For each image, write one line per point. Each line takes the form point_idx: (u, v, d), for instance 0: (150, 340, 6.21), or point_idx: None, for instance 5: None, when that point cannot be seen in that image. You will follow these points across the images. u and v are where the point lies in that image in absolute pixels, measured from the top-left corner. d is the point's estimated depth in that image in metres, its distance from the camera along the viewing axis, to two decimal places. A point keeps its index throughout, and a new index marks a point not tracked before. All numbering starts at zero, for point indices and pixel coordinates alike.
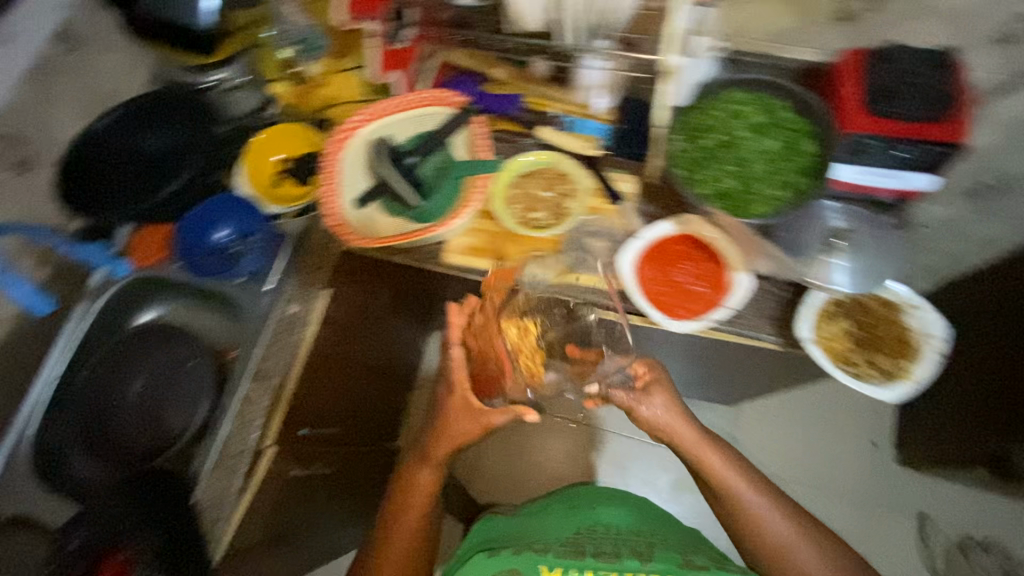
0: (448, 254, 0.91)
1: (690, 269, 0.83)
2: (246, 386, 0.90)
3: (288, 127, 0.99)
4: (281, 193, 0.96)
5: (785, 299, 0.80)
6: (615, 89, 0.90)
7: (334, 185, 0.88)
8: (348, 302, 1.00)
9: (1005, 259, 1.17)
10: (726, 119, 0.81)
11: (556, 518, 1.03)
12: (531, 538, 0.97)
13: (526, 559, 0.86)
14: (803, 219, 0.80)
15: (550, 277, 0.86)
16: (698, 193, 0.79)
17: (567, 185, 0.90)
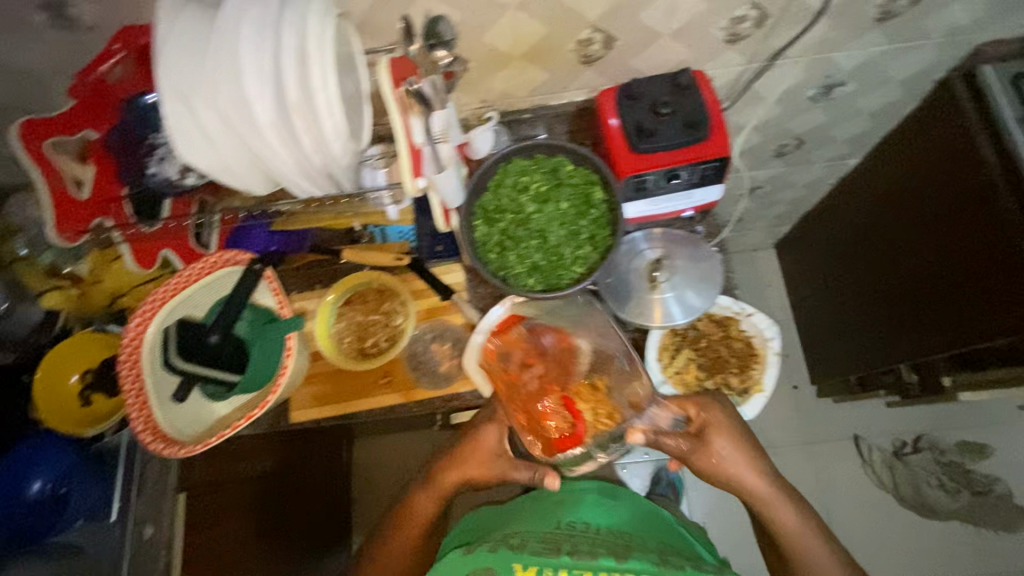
0: (293, 412, 0.84)
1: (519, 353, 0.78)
2: None
3: (72, 340, 0.84)
4: (96, 410, 0.84)
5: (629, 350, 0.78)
6: None
7: (142, 395, 0.77)
8: (219, 494, 0.94)
9: (851, 196, 1.25)
10: (513, 193, 0.80)
11: (542, 506, 0.89)
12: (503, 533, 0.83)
13: (500, 557, 0.73)
14: (615, 268, 0.81)
15: (401, 402, 0.83)
16: (508, 276, 0.79)
17: (390, 301, 0.86)
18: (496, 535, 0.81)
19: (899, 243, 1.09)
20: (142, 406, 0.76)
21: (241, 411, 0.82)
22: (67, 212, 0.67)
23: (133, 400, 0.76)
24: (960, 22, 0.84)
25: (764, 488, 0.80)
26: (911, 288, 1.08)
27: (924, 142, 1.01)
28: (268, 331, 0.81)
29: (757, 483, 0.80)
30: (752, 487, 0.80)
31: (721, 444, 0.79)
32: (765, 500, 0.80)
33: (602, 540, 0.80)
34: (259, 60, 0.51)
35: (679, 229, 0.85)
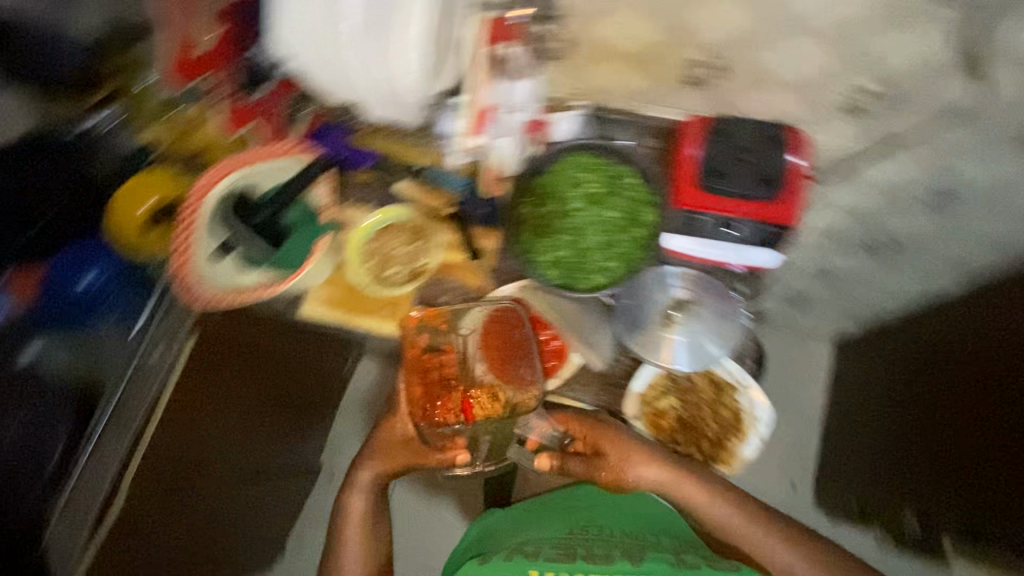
0: (306, 305, 0.91)
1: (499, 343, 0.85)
2: (107, 429, 0.91)
3: (153, 174, 0.94)
4: (153, 240, 0.94)
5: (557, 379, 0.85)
6: None
7: (187, 240, 0.83)
8: (226, 347, 1.02)
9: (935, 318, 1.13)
10: (567, 186, 0.80)
11: (562, 506, 1.07)
12: (523, 534, 1.01)
13: (515, 565, 0.86)
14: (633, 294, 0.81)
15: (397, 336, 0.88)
16: (533, 260, 0.80)
17: (422, 242, 0.90)
18: (510, 544, 0.97)
19: (952, 387, 1.02)
20: (185, 253, 0.82)
21: (263, 284, 0.88)
22: None
23: (179, 241, 0.82)
24: None
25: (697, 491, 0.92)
26: (973, 444, 0.98)
27: (993, 287, 0.93)
28: (311, 225, 0.88)
29: (690, 486, 0.92)
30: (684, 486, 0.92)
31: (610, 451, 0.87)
32: (696, 498, 0.91)
33: (615, 542, 0.98)
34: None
35: (719, 279, 0.81)
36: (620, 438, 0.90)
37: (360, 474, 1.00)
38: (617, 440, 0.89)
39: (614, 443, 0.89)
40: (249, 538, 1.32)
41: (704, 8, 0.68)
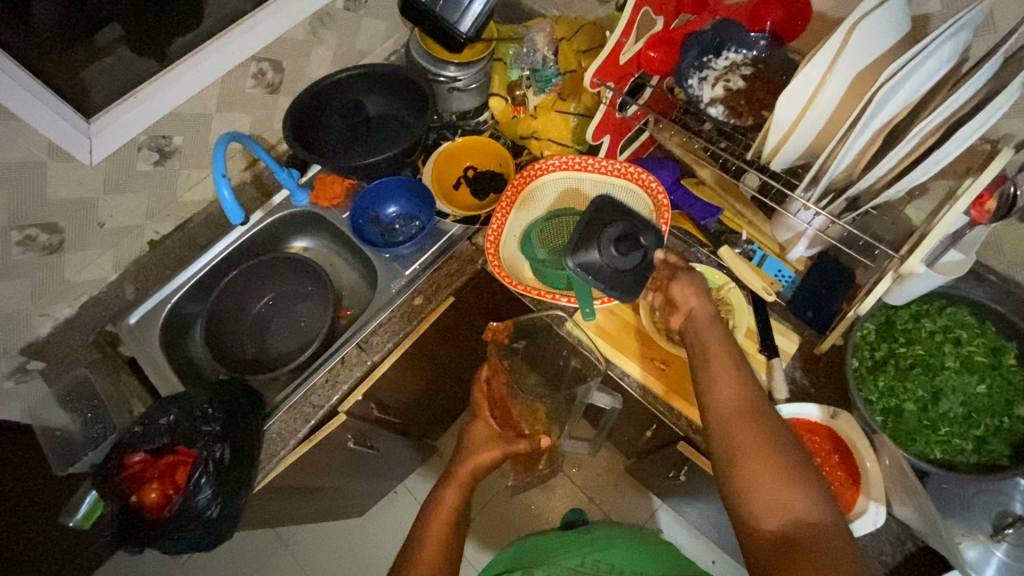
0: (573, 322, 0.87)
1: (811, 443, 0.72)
2: (349, 349, 0.92)
3: (481, 140, 1.01)
4: (462, 201, 1.00)
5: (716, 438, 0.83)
6: (817, 241, 0.79)
7: (503, 220, 0.89)
8: (464, 316, 1.02)
9: None
10: (933, 337, 0.71)
11: (594, 544, 0.90)
12: (549, 559, 0.89)
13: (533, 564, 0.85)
14: (988, 483, 0.69)
15: (660, 392, 0.83)
16: (866, 395, 0.70)
17: (724, 316, 0.81)
18: (535, 565, 0.87)
19: None
20: (498, 230, 0.87)
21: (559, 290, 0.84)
22: (610, 63, 0.75)
23: (498, 221, 0.88)
24: None
25: (794, 497, 0.54)
26: None
27: None
28: None
29: (800, 497, 0.54)
30: (789, 496, 0.54)
31: (428, 309, 0.94)
32: (796, 515, 0.53)
33: None
34: (923, 79, 0.50)
35: None
36: (730, 369, 0.63)
37: (463, 464, 0.82)
38: (726, 366, 0.63)
39: (732, 380, 0.62)
40: (368, 492, 1.29)
41: None
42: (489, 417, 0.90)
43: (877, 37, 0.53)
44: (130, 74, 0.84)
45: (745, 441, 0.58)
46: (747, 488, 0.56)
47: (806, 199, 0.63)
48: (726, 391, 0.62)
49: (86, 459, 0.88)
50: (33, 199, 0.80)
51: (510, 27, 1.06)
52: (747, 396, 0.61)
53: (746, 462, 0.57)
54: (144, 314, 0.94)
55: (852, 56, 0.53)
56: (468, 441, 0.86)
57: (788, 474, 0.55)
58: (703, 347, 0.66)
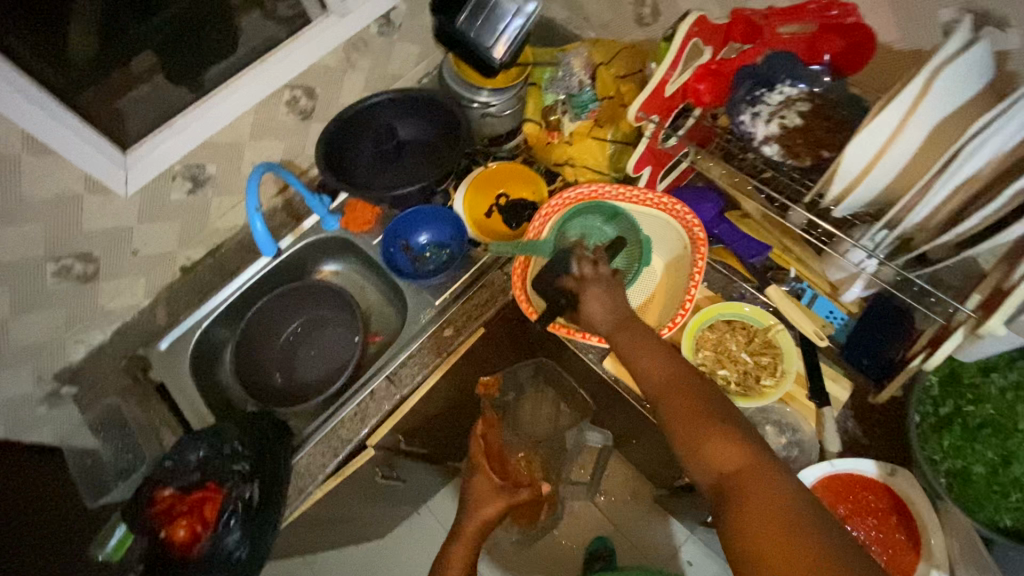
0: (609, 359, 0.84)
1: (866, 500, 0.69)
2: (378, 382, 0.90)
3: (514, 166, 0.99)
4: (493, 229, 0.98)
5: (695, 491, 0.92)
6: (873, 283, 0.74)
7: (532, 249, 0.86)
8: (494, 347, 1.00)
9: None
10: (1005, 394, 0.66)
11: None
12: None
13: None
14: None
15: None
16: (930, 453, 0.66)
17: (771, 359, 0.77)
18: None
19: None
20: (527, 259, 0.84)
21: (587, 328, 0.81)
22: (655, 96, 0.72)
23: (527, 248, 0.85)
24: None
25: (730, 445, 0.53)
26: None
27: None
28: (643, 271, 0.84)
29: (724, 441, 0.54)
30: (716, 444, 0.54)
31: (458, 342, 0.92)
32: (727, 462, 0.53)
33: None
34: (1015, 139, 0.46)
35: None
36: (650, 348, 0.64)
37: (470, 519, 0.79)
38: (645, 344, 0.65)
39: (648, 356, 0.64)
40: (392, 517, 1.27)
41: None
42: (490, 469, 0.85)
43: (960, 82, 0.49)
44: (165, 105, 0.84)
45: (673, 408, 0.59)
46: (682, 447, 0.57)
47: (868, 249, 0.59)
48: (649, 370, 0.63)
49: (117, 489, 0.87)
50: (71, 231, 0.80)
51: (545, 50, 1.04)
52: (666, 366, 0.62)
53: (683, 426, 0.57)
54: (175, 342, 0.94)
55: (932, 103, 0.49)
56: (469, 498, 0.82)
57: (719, 426, 0.55)
58: (619, 333, 0.67)
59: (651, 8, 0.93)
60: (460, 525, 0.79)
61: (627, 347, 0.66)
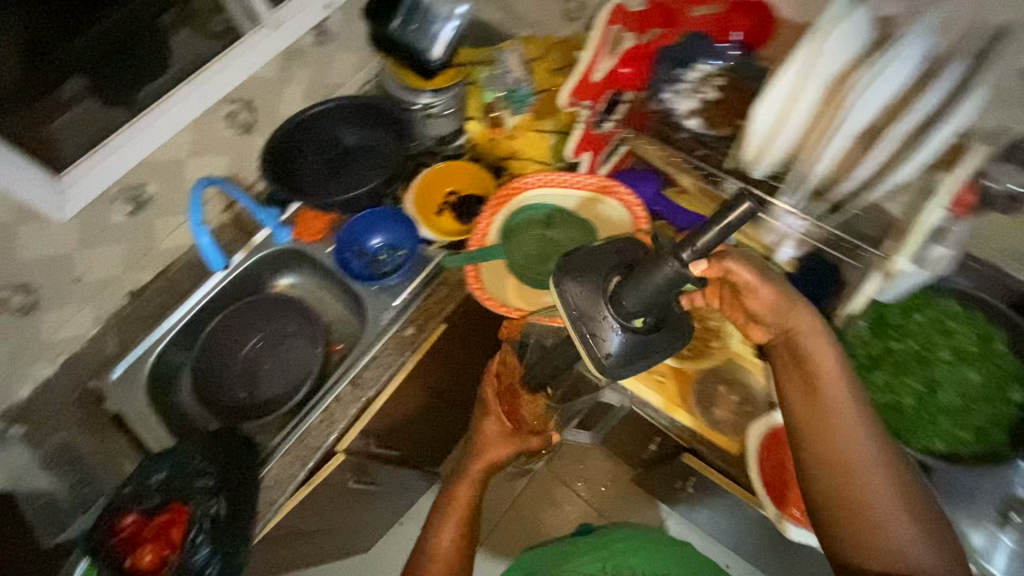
0: (570, 342, 0.84)
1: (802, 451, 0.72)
2: (343, 386, 0.90)
3: (462, 164, 1.03)
4: (443, 225, 0.99)
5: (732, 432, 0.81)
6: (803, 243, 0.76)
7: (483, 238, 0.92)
8: (458, 341, 1.01)
9: None
10: (927, 329, 0.72)
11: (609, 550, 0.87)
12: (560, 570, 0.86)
13: None
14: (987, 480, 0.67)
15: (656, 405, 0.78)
16: (868, 392, 0.70)
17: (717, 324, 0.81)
18: None
19: None
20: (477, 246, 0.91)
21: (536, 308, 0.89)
22: (583, 84, 0.77)
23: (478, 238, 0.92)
24: None
25: (915, 548, 0.53)
26: None
27: None
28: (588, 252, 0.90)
29: (913, 546, 0.53)
30: (896, 545, 0.53)
31: (420, 339, 0.93)
32: (906, 563, 0.53)
33: None
34: (898, 87, 0.52)
35: None
36: (849, 415, 0.56)
37: (475, 463, 0.82)
38: (849, 418, 0.56)
39: (844, 414, 0.56)
40: (372, 527, 1.26)
41: None
42: (500, 414, 0.85)
43: (845, 42, 0.54)
44: (98, 127, 0.83)
45: (858, 492, 0.55)
46: (848, 531, 0.55)
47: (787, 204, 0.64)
48: (843, 432, 0.56)
49: (76, 525, 0.84)
50: (6, 262, 0.78)
51: (479, 49, 1.07)
52: (863, 439, 0.55)
53: (866, 517, 0.54)
54: (127, 369, 0.91)
55: (824, 62, 0.54)
56: (478, 440, 0.84)
57: (915, 532, 0.54)
58: (824, 372, 0.57)
59: (577, 3, 0.98)
60: (462, 477, 0.82)
61: (812, 390, 0.57)
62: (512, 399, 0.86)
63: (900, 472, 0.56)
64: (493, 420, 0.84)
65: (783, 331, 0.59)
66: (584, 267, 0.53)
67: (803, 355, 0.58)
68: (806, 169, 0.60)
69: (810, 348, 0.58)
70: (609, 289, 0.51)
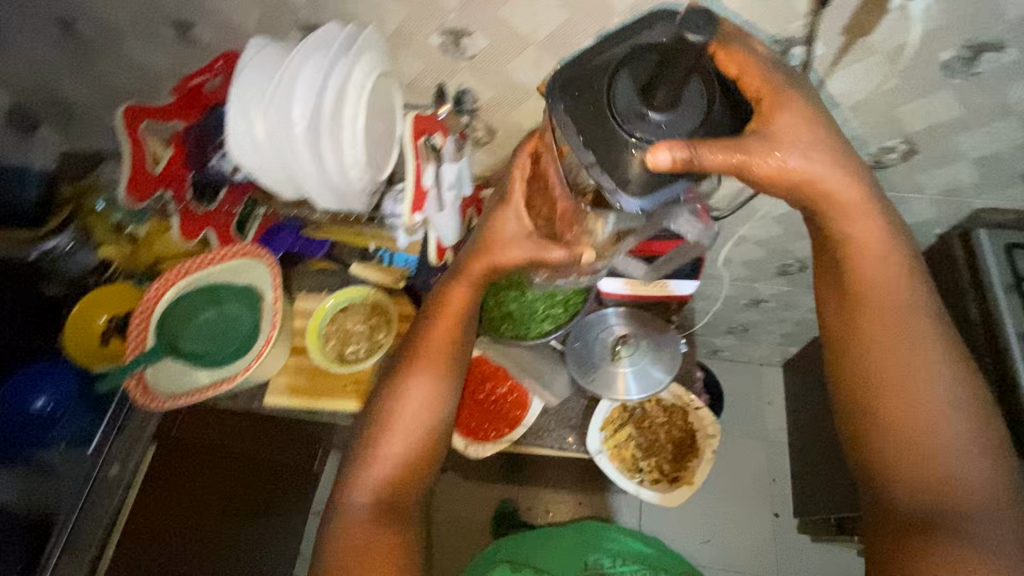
0: (267, 396, 0.92)
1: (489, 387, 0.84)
2: (58, 557, 0.89)
3: (114, 288, 0.99)
4: (112, 351, 0.97)
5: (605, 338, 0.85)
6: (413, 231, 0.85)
7: (142, 338, 0.94)
8: (189, 451, 1.00)
9: None
10: None
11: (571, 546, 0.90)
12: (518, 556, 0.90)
13: None
14: (593, 330, 0.87)
15: (356, 406, 0.89)
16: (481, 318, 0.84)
17: (378, 317, 0.94)
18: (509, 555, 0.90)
19: None
20: (137, 348, 0.93)
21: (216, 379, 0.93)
22: (141, 176, 0.82)
23: (136, 339, 0.93)
24: (965, 181, 0.86)
25: (957, 457, 0.56)
26: None
27: None
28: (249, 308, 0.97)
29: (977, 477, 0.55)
30: (972, 477, 0.55)
31: None
32: (962, 491, 0.55)
33: None
34: (308, 85, 0.66)
35: (653, 313, 0.89)
36: (913, 348, 0.60)
37: (473, 261, 0.70)
38: (900, 347, 0.60)
39: (886, 310, 0.61)
40: None
41: None
42: (520, 204, 0.70)
43: (262, 72, 0.67)
44: None
45: (925, 412, 0.58)
46: (930, 470, 0.56)
47: (319, 200, 0.73)
48: (916, 377, 0.59)
49: None
50: None
51: (80, 183, 1.06)
52: (925, 366, 0.59)
53: (894, 398, 0.59)
54: None
55: (251, 87, 0.67)
56: (491, 232, 0.69)
57: (952, 439, 0.57)
58: (864, 261, 0.62)
59: None
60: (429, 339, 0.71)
61: (846, 295, 0.63)
62: (543, 198, 0.70)
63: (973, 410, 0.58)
64: (511, 219, 0.69)
65: (845, 256, 0.62)
66: (579, 81, 0.55)
67: (846, 261, 0.62)
68: (301, 168, 0.68)
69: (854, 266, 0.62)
70: (605, 104, 0.53)
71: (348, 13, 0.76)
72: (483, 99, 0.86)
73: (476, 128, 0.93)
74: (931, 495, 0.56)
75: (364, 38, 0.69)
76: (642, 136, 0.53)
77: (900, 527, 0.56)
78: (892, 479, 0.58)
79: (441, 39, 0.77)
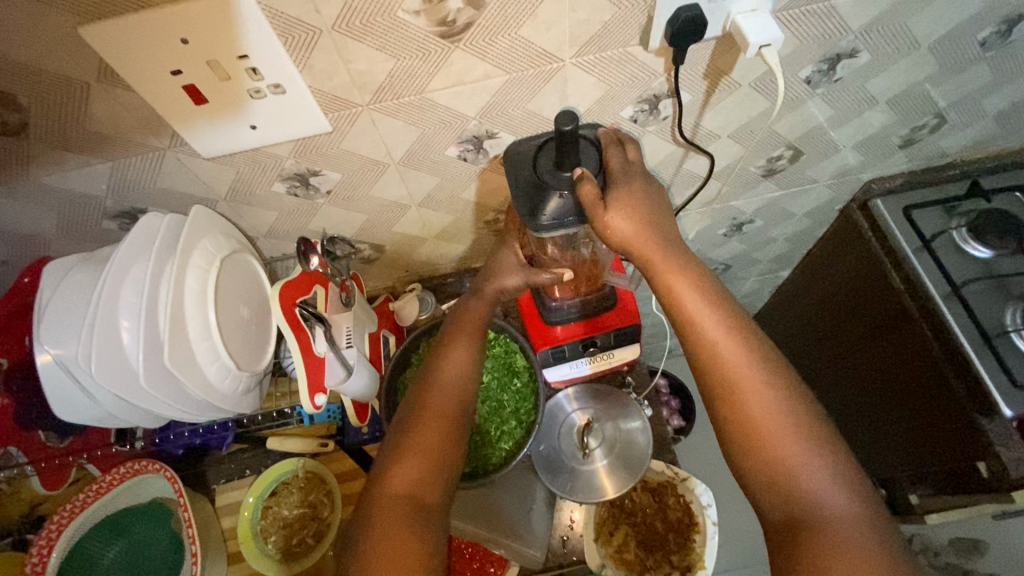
0: None
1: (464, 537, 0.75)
2: None
3: None
4: None
5: (569, 430, 0.79)
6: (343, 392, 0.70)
7: None
8: None
9: (787, 296, 1.28)
10: None
11: None
12: None
13: None
14: (554, 430, 0.79)
15: None
16: None
17: (318, 490, 0.83)
18: None
19: (843, 366, 1.09)
20: None
21: None
22: None
23: None
24: (851, 162, 0.87)
25: (807, 457, 0.49)
26: (870, 384, 1.03)
27: (820, 258, 1.09)
28: (166, 525, 0.80)
29: (824, 479, 0.49)
30: (818, 480, 0.49)
31: None
32: (816, 500, 0.48)
33: None
34: (128, 303, 0.52)
35: (608, 384, 0.84)
36: (736, 345, 0.54)
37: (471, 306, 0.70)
38: (730, 351, 0.53)
39: (703, 318, 0.55)
40: None
41: (474, 188, 0.74)
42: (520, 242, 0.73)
43: (70, 298, 0.54)
44: None
45: (757, 415, 0.51)
46: (779, 481, 0.50)
47: (187, 417, 0.59)
48: (744, 378, 0.53)
49: None
50: None
51: None
52: (750, 351, 0.54)
53: (725, 393, 0.53)
54: None
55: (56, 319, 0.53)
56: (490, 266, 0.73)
57: (787, 422, 0.51)
58: (671, 278, 0.56)
59: None
60: (441, 371, 0.64)
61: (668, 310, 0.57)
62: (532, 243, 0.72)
63: (796, 391, 0.53)
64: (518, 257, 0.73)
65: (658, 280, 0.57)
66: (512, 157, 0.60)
67: (661, 285, 0.56)
68: (151, 401, 0.54)
69: (662, 270, 0.56)
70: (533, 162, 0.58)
71: (165, 188, 0.64)
72: (358, 224, 0.76)
73: (361, 250, 0.83)
74: (787, 491, 0.49)
75: (190, 227, 0.56)
76: (557, 180, 0.56)
77: (782, 542, 0.49)
78: (751, 480, 0.52)
79: (285, 184, 0.66)
